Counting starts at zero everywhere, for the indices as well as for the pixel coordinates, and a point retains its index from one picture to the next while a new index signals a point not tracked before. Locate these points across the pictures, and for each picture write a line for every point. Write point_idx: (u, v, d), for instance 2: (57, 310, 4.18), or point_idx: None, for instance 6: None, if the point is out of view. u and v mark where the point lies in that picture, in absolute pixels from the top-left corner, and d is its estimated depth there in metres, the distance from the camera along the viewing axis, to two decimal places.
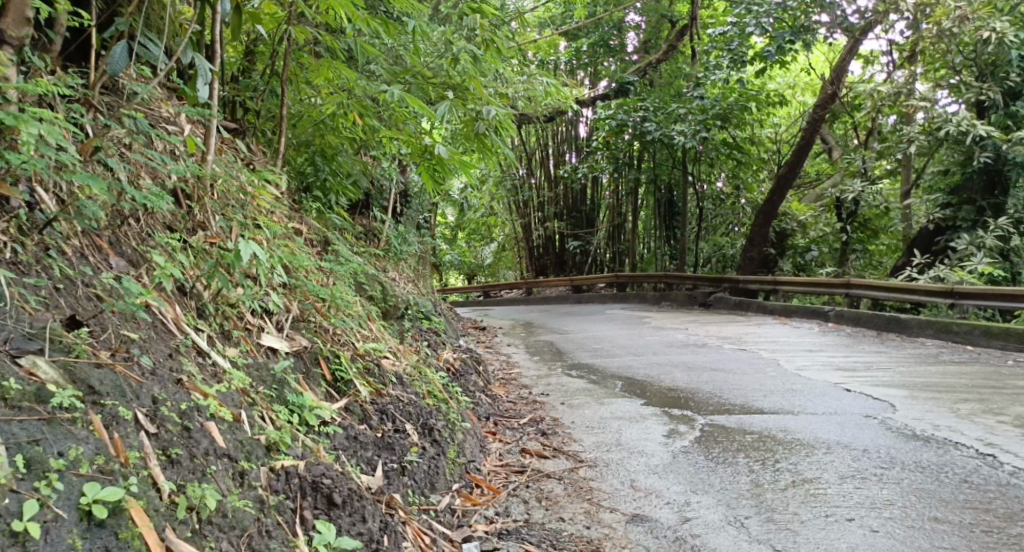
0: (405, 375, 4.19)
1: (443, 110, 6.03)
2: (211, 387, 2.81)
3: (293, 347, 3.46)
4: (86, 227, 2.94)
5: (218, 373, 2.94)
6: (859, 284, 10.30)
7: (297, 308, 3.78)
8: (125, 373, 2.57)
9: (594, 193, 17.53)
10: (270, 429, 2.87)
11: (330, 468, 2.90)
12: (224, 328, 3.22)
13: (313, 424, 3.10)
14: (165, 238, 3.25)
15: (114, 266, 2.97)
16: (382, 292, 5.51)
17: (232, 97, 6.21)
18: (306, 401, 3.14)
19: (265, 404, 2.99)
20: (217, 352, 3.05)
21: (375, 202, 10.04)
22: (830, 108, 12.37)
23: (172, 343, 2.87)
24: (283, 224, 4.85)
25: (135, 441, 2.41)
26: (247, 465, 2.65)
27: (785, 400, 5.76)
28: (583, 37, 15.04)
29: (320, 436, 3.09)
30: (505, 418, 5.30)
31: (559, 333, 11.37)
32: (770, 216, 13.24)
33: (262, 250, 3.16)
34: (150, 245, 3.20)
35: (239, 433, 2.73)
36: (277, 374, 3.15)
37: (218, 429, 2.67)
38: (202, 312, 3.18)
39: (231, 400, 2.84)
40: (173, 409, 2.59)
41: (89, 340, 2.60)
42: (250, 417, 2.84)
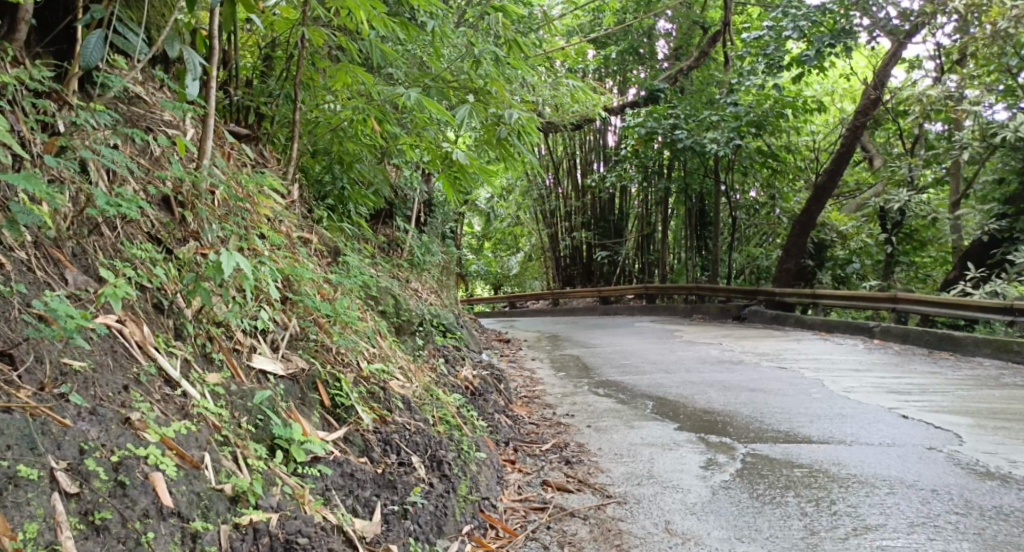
0: (415, 399, 3.83)
1: (462, 114, 5.68)
2: (169, 426, 2.48)
3: (288, 370, 3.12)
4: (33, 237, 2.64)
5: (186, 407, 2.61)
6: (906, 299, 9.77)
7: (295, 326, 3.45)
8: (47, 416, 2.24)
9: (622, 202, 17.15)
10: (241, 476, 2.54)
11: (308, 523, 2.55)
12: (206, 351, 2.89)
13: (300, 461, 2.77)
14: (139, 250, 2.92)
15: (70, 282, 2.65)
16: (395, 306, 5.16)
17: (246, 103, 5.81)
18: (294, 434, 2.83)
19: (241, 441, 2.66)
20: (190, 380, 2.72)
21: (398, 211, 9.76)
22: (871, 115, 11.92)
23: (131, 372, 2.56)
24: (291, 235, 4.49)
25: (39, 507, 2.08)
26: (202, 526, 2.32)
27: (833, 427, 5.48)
28: (612, 44, 14.68)
29: (306, 477, 2.75)
30: (525, 443, 4.93)
31: (586, 346, 11.00)
32: (807, 227, 12.74)
33: (246, 261, 2.85)
34: (122, 257, 2.88)
35: (195, 485, 2.39)
36: (256, 406, 2.81)
37: (166, 482, 2.33)
38: (180, 332, 2.86)
39: (194, 441, 2.52)
40: (103, 461, 2.25)
41: (7, 376, 2.27)
42: (215, 462, 2.51)
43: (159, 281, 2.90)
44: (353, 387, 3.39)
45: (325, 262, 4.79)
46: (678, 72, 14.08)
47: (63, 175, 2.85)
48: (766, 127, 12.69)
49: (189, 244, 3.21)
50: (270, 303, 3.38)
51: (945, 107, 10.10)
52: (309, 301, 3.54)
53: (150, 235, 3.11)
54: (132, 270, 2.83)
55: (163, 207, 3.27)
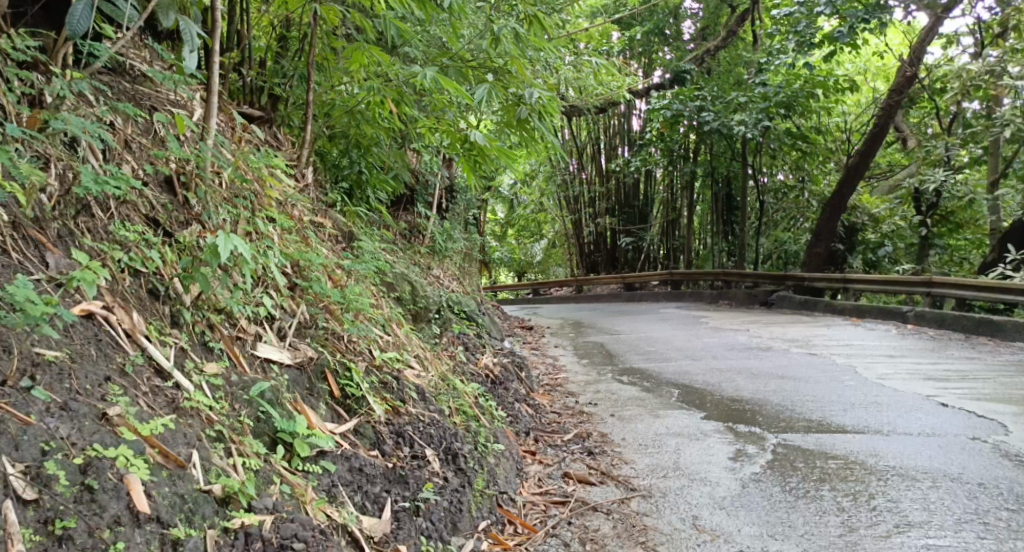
0: (431, 388, 3.68)
1: (482, 93, 5.52)
2: (152, 422, 2.35)
3: (295, 360, 2.98)
4: (11, 217, 2.50)
5: (176, 401, 2.48)
6: (942, 283, 9.48)
7: (303, 312, 3.29)
8: (9, 412, 2.11)
9: (647, 187, 16.78)
10: (233, 476, 2.41)
11: (305, 528, 2.42)
12: (204, 340, 2.76)
13: (302, 457, 2.65)
14: (127, 231, 2.78)
15: (52, 265, 2.52)
16: (412, 293, 5.00)
17: (260, 84, 5.65)
18: (298, 428, 2.70)
19: (236, 438, 2.54)
20: (183, 371, 2.59)
21: (420, 197, 9.60)
22: (905, 94, 11.64)
23: (115, 363, 2.43)
24: (301, 219, 4.32)
25: None
26: (184, 533, 2.20)
27: (868, 415, 5.26)
28: (638, 25, 14.41)
29: (308, 476, 2.62)
30: (546, 434, 4.77)
31: (610, 333, 10.81)
32: (838, 210, 12.41)
33: (245, 246, 2.71)
34: (111, 239, 2.74)
35: (179, 486, 2.27)
36: (255, 400, 2.68)
37: (142, 486, 2.20)
38: (176, 320, 2.73)
39: (180, 436, 2.39)
40: (70, 462, 2.12)
41: None
42: (204, 462, 2.38)
43: (155, 266, 2.77)
44: (364, 377, 3.24)
45: (337, 246, 4.63)
46: (704, 52, 13.84)
47: (48, 151, 2.75)
48: (795, 108, 12.36)
49: (191, 228, 3.07)
50: (278, 289, 3.24)
51: (986, 83, 9.76)
52: (318, 287, 3.39)
53: (148, 217, 2.98)
54: (122, 253, 2.70)
55: (163, 187, 3.11)
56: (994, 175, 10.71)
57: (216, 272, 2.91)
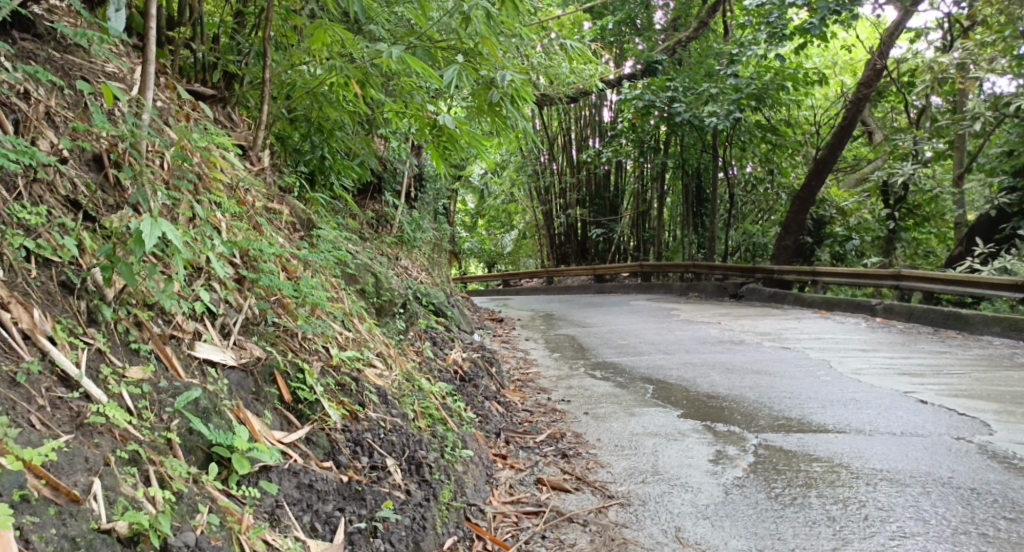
0: (393, 389, 3.40)
1: (450, 75, 5.23)
2: (41, 448, 2.04)
3: (238, 361, 2.69)
4: None
5: (81, 415, 2.18)
6: (911, 276, 9.35)
7: (252, 307, 2.98)
8: None
9: (617, 179, 16.63)
10: (145, 509, 2.11)
11: None
12: (128, 339, 2.45)
13: (238, 474, 2.37)
14: (29, 213, 2.46)
15: None
16: (374, 285, 4.69)
17: (212, 61, 5.27)
18: (235, 442, 2.41)
19: (156, 458, 2.23)
20: (96, 378, 2.29)
21: (387, 186, 9.26)
22: (875, 87, 11.44)
23: (7, 371, 2.14)
24: (252, 206, 3.99)
25: None
26: None
27: (850, 414, 5.07)
28: (609, 14, 14.21)
29: (243, 501, 2.33)
30: (517, 435, 4.50)
31: (582, 325, 10.56)
32: (807, 203, 12.26)
33: (175, 232, 2.40)
34: (15, 223, 2.43)
35: (70, 527, 1.96)
36: (182, 412, 2.38)
37: (18, 535, 1.87)
38: (94, 317, 2.42)
39: (79, 461, 2.09)
40: None
41: None
42: (108, 493, 2.07)
43: (70, 255, 2.49)
44: (319, 378, 2.94)
45: (292, 235, 4.30)
46: (675, 43, 13.72)
47: None
48: (766, 100, 12.18)
49: (120, 212, 2.76)
50: (224, 282, 2.94)
51: (953, 77, 9.72)
52: (267, 280, 3.08)
53: (68, 200, 2.67)
54: (27, 242, 2.40)
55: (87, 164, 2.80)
56: (960, 170, 10.69)
57: (144, 264, 2.61)
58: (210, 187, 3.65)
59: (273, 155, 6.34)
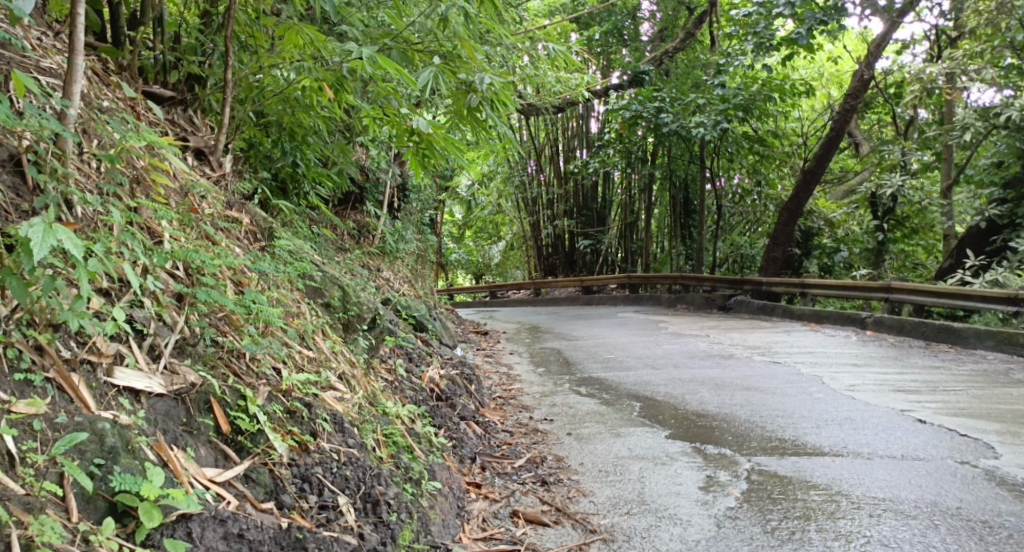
0: (354, 414, 3.11)
1: (426, 78, 4.94)
2: None
3: (163, 390, 2.41)
4: None
5: None
6: (902, 288, 9.10)
7: (188, 326, 2.69)
8: None
9: (605, 190, 16.39)
10: None
11: None
12: (23, 365, 2.17)
13: (147, 527, 2.07)
14: None
15: None
16: (341, 298, 4.39)
17: (173, 60, 4.96)
18: (141, 490, 2.10)
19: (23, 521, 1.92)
20: None
21: (369, 196, 8.96)
22: (862, 98, 11.24)
23: None
24: (205, 215, 3.69)
25: None
26: None
27: (846, 434, 4.81)
28: (596, 25, 14.06)
29: None
30: (494, 459, 4.19)
31: (569, 339, 10.28)
32: (795, 214, 12.03)
33: (72, 242, 2.12)
34: None
35: None
36: (60, 461, 2.06)
37: None
38: None
39: None
40: None
41: None
42: None
43: None
44: (263, 404, 2.65)
45: (250, 246, 4.00)
46: (662, 54, 13.52)
47: None
48: (754, 111, 11.99)
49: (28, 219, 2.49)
50: (156, 297, 2.65)
51: (940, 89, 9.57)
52: (207, 295, 2.78)
53: None
54: None
55: None
56: (948, 182, 10.47)
57: (56, 279, 2.34)
58: (153, 196, 3.35)
59: (244, 161, 6.02)
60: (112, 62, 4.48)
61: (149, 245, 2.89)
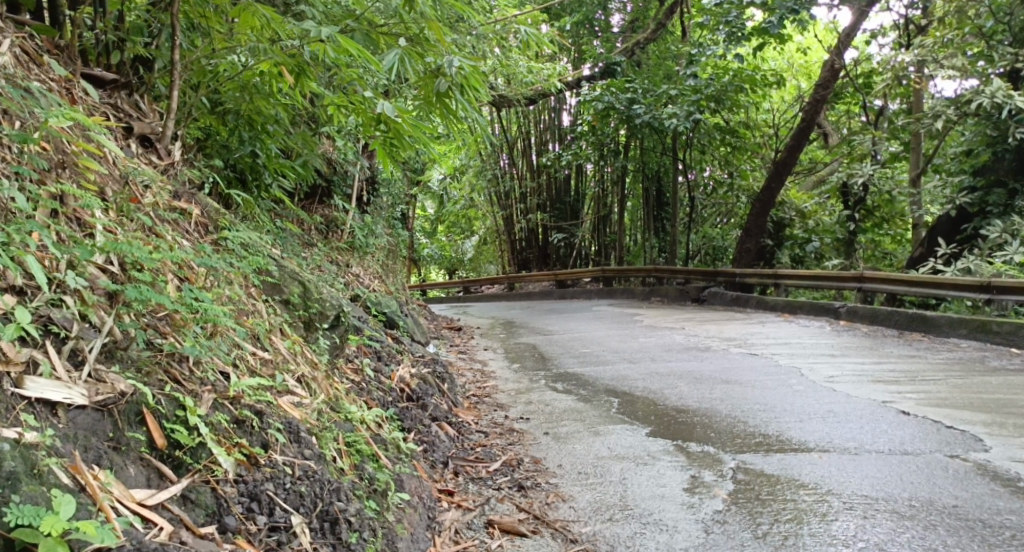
0: (313, 421, 2.84)
1: (390, 60, 4.63)
2: None
3: (83, 401, 2.15)
4: None
5: None
6: (876, 277, 8.94)
7: (120, 329, 2.42)
8: None
9: (578, 183, 16.18)
10: None
11: None
12: None
13: None
14: None
15: None
16: (302, 295, 4.12)
17: (117, 42, 4.63)
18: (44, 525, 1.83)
19: None
20: None
21: (337, 190, 8.64)
22: (833, 89, 11.12)
23: None
24: (144, 206, 3.40)
25: None
26: None
27: (834, 426, 4.62)
28: (566, 16, 13.80)
29: None
30: (468, 463, 3.95)
31: (543, 333, 10.06)
32: (768, 205, 11.86)
33: None
34: None
35: None
36: None
37: None
38: None
39: None
40: None
41: None
42: None
43: None
44: (206, 413, 2.39)
45: (196, 240, 3.71)
46: (633, 45, 13.30)
47: None
48: (725, 102, 11.82)
49: None
50: (80, 295, 2.38)
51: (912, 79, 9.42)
52: (140, 292, 2.49)
53: None
54: None
55: None
56: (917, 170, 10.34)
57: None
58: (81, 184, 3.06)
59: (198, 151, 5.70)
60: (47, 42, 4.23)
61: (76, 237, 2.62)
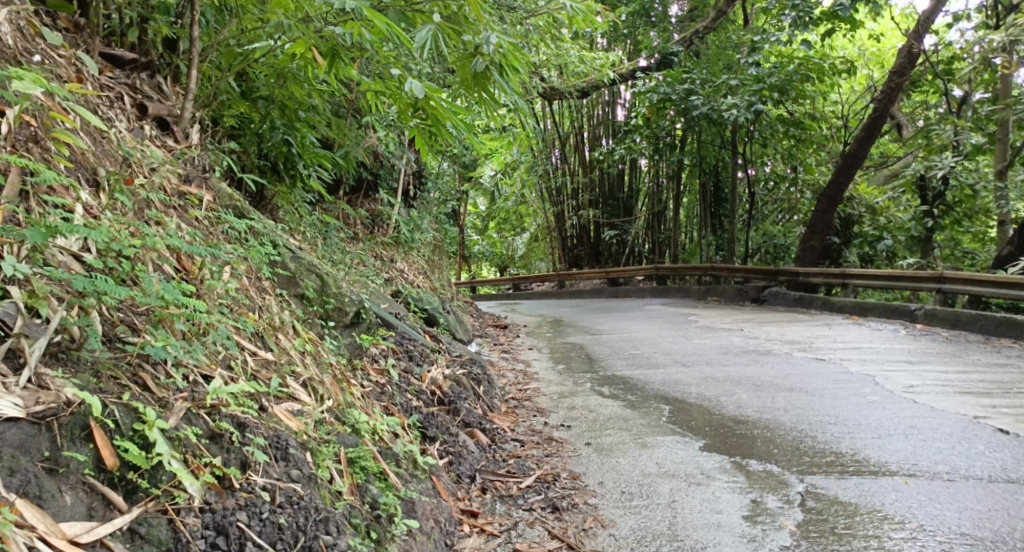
0: (309, 435, 2.53)
1: (424, 35, 4.11)
2: None
3: (20, 412, 1.95)
4: None
5: None
6: (956, 278, 8.27)
7: (76, 328, 2.19)
8: None
9: (632, 178, 15.63)
10: None
11: None
12: None
13: None
14: None
15: None
16: (320, 290, 3.81)
17: (139, 19, 4.29)
18: None
19: None
20: None
21: (384, 182, 8.29)
22: (908, 77, 10.47)
23: None
24: (143, 189, 3.07)
25: None
26: None
27: (917, 443, 4.11)
28: (622, 4, 13.26)
29: None
30: (498, 478, 3.56)
31: (592, 333, 9.62)
32: (835, 201, 11.19)
33: None
34: None
35: None
36: None
37: None
38: None
39: None
40: None
41: None
42: None
43: None
44: (171, 427, 2.16)
45: (207, 236, 3.30)
46: (692, 34, 12.73)
47: None
48: (790, 92, 11.16)
49: None
50: (29, 286, 2.16)
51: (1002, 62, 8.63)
52: (105, 284, 2.22)
53: None
54: None
55: None
56: (1003, 162, 9.55)
57: None
58: (53, 159, 2.69)
59: (229, 137, 5.34)
60: (64, 19, 3.95)
61: (36, 219, 2.33)
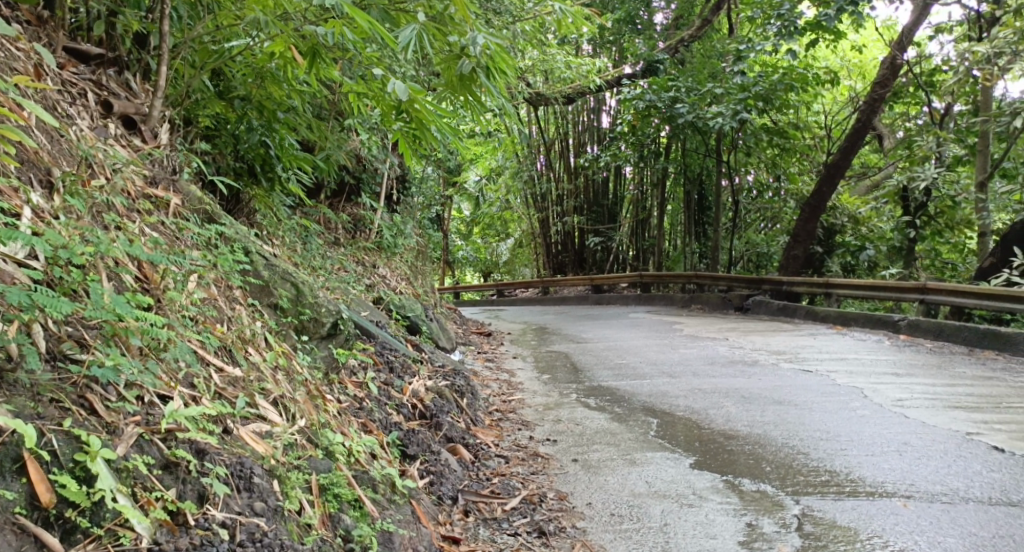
0: (276, 460, 2.36)
1: (406, 36, 3.89)
2: None
3: None
4: None
5: None
6: (941, 289, 8.16)
7: (12, 344, 2.02)
8: None
9: (617, 185, 15.49)
10: None
11: None
12: None
13: None
14: None
15: None
16: (294, 299, 3.64)
17: (106, 12, 4.05)
18: None
19: None
20: None
21: (365, 187, 8.08)
22: (891, 87, 10.36)
23: None
24: (103, 191, 2.88)
25: None
26: None
27: (914, 461, 3.97)
28: (607, 11, 13.12)
29: None
30: (481, 498, 3.38)
31: (576, 341, 9.47)
32: (818, 210, 11.06)
33: None
34: None
35: None
36: None
37: None
38: None
39: None
40: None
41: None
42: None
43: None
44: (120, 455, 2.01)
45: (172, 243, 3.08)
46: (678, 42, 12.59)
47: None
48: (774, 102, 11.05)
49: None
50: None
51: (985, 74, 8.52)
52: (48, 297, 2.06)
53: None
54: None
55: None
56: (983, 173, 9.46)
57: None
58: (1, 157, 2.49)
59: (202, 138, 5.11)
60: (27, 11, 3.75)
61: None
